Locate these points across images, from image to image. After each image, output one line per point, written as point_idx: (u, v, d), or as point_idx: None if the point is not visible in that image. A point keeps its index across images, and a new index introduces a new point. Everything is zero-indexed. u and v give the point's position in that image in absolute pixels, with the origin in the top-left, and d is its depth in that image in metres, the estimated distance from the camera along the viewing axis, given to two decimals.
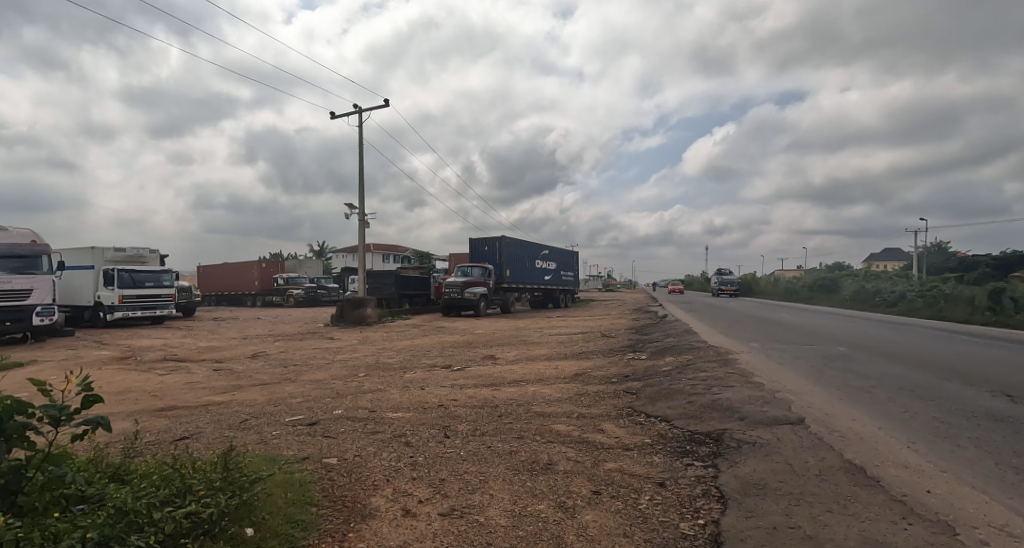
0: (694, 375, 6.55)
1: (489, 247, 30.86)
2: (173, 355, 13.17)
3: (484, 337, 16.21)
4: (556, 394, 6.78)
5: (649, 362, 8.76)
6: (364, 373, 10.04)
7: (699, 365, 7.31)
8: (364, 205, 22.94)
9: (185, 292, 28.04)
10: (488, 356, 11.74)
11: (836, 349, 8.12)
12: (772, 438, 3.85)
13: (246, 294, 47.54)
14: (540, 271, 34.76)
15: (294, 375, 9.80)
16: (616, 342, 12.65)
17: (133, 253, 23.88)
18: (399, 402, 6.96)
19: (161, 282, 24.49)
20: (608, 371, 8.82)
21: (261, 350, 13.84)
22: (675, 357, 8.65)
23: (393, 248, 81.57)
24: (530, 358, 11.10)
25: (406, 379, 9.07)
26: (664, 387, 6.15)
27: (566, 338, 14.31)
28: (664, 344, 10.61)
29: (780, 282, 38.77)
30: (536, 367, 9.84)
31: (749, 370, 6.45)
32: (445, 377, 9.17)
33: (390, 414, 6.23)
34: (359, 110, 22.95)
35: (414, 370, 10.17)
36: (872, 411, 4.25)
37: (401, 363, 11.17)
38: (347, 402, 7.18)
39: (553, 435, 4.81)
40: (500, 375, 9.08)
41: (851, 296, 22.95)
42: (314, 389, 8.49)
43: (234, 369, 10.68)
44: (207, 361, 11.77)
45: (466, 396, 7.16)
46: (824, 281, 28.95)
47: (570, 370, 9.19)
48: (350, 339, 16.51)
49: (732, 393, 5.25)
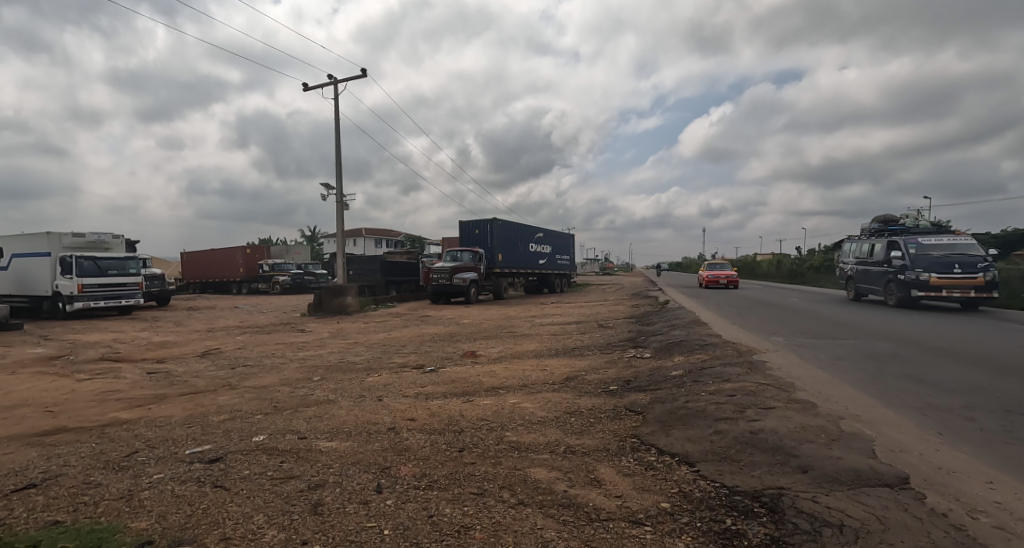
0: (716, 386, 5.12)
1: (480, 230, 29.24)
2: (114, 353, 11.68)
3: (469, 328, 14.71)
4: (542, 412, 5.30)
5: (656, 364, 7.30)
6: (321, 376, 8.58)
7: (722, 371, 5.82)
8: (343, 185, 21.32)
9: (158, 280, 26.56)
10: (469, 353, 10.23)
11: (881, 347, 6.72)
12: (870, 517, 2.42)
13: (231, 281, 45.93)
14: (534, 255, 33.25)
15: (236, 380, 8.33)
16: (615, 334, 11.21)
17: (94, 238, 22.27)
18: (345, 423, 5.50)
19: (126, 269, 22.93)
20: (606, 375, 7.33)
21: (217, 346, 12.35)
22: (688, 356, 7.19)
23: (385, 233, 79.61)
24: (516, 356, 9.62)
25: (367, 385, 7.63)
26: (680, 405, 4.70)
27: (559, 329, 12.85)
28: (670, 338, 9.16)
29: (785, 265, 37.30)
30: (521, 367, 8.38)
31: (789, 380, 5.01)
32: (412, 381, 7.72)
33: (325, 444, 4.74)
34: (334, 81, 21.26)
35: (379, 372, 8.69)
36: (1007, 463, 2.81)
37: (368, 361, 9.71)
38: (279, 421, 5.69)
39: (528, 491, 3.35)
40: (478, 380, 7.62)
41: None
42: (249, 398, 7.05)
43: (172, 371, 9.21)
44: (147, 361, 10.30)
45: (427, 414, 5.66)
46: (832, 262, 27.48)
47: (560, 373, 7.71)
48: (323, 331, 15.04)
49: (778, 421, 3.80)
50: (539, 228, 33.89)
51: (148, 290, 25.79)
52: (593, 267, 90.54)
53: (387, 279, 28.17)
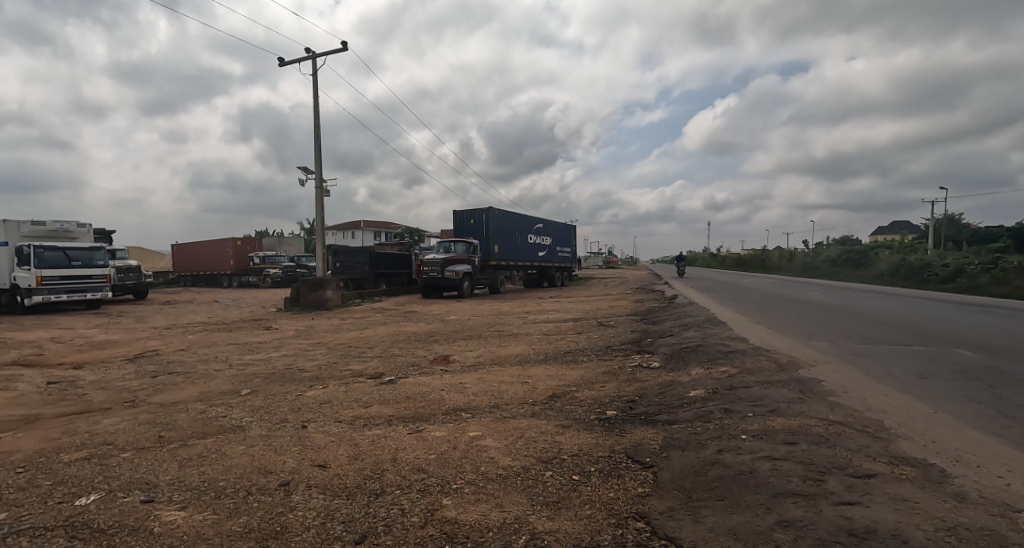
0: (761, 422, 3.46)
1: (474, 219, 27.54)
2: (38, 355, 10.14)
3: (452, 327, 13.05)
4: (506, 460, 3.63)
5: (666, 379, 5.64)
6: (252, 389, 6.95)
7: (763, 395, 4.13)
8: (322, 169, 19.64)
9: (133, 272, 25.07)
10: (441, 357, 8.60)
11: (970, 360, 5.04)
12: None
13: (221, 274, 44.51)
14: (533, 247, 31.55)
15: (144, 394, 6.73)
16: (617, 336, 9.54)
17: (56, 227, 21.18)
18: (228, 470, 3.83)
19: (93, 260, 21.49)
20: (602, 393, 5.65)
21: (159, 347, 10.78)
22: (710, 369, 5.50)
23: (384, 225, 78.31)
24: (496, 363, 7.96)
25: (299, 403, 5.98)
26: (710, 459, 3.03)
27: (552, 329, 11.19)
28: (681, 343, 7.49)
29: (797, 258, 35.48)
30: (496, 380, 6.72)
31: (872, 416, 3.33)
32: (356, 398, 6.08)
33: (170, 513, 3.10)
34: (313, 56, 19.55)
35: (323, 385, 7.05)
36: None
37: (317, 369, 8.08)
38: (142, 466, 4.03)
39: None
40: (438, 397, 5.96)
41: (890, 271, 19.82)
42: (138, 422, 5.43)
43: (77, 381, 7.59)
44: (62, 366, 8.73)
45: (347, 455, 4.01)
46: (851, 254, 25.64)
47: (544, 389, 6.04)
48: (290, 329, 13.45)
49: (901, 517, 2.11)
50: (539, 219, 32.20)
51: (122, 283, 24.32)
52: (595, 262, 88.89)
53: (376, 271, 26.51)
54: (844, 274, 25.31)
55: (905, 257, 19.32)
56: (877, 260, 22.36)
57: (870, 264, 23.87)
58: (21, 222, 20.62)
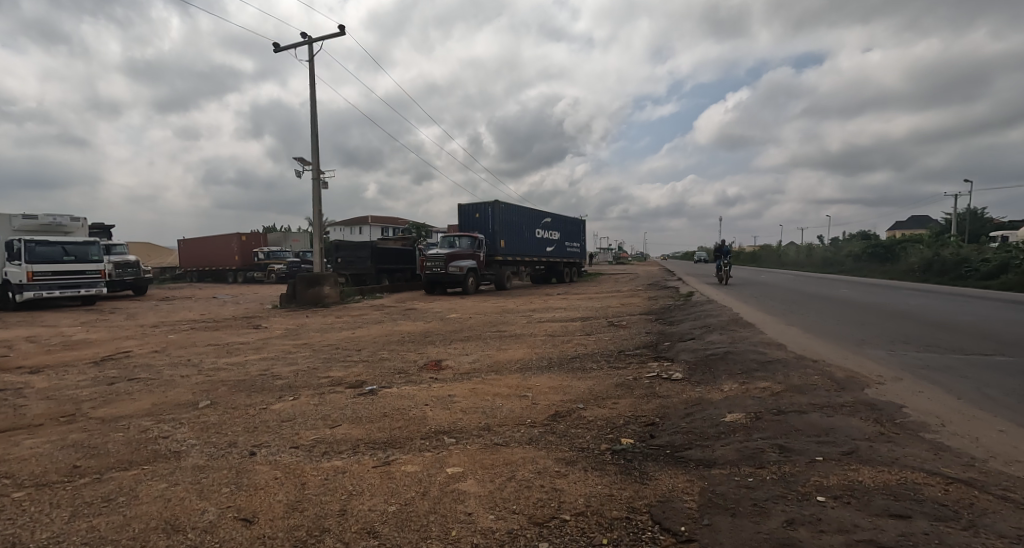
0: (842, 476, 2.47)
1: (479, 213, 26.58)
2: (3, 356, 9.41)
3: (451, 327, 12.12)
4: (487, 520, 2.68)
5: (690, 397, 4.66)
6: (213, 400, 6.08)
7: (827, 427, 3.14)
8: (319, 160, 18.80)
9: (131, 268, 24.51)
10: (432, 363, 7.68)
11: None
12: None
13: (226, 270, 44.05)
14: (541, 242, 30.57)
15: (90, 405, 5.90)
16: (630, 338, 8.57)
17: (48, 221, 20.70)
18: (126, 524, 2.91)
19: (87, 255, 20.89)
20: (614, 413, 4.69)
21: (134, 348, 9.99)
22: (746, 385, 4.51)
23: (392, 220, 77.66)
24: (493, 370, 7.02)
25: (257, 420, 5.08)
26: (778, 539, 2.06)
27: (558, 330, 10.21)
28: (706, 349, 6.49)
29: (816, 253, 34.11)
30: (491, 393, 5.75)
31: (1004, 470, 2.35)
32: (325, 415, 5.17)
33: None
34: (310, 40, 18.69)
35: (294, 396, 6.17)
36: None
37: (293, 376, 7.20)
38: (26, 513, 3.13)
39: None
40: (419, 415, 5.01)
41: (921, 266, 18.60)
42: (60, 444, 4.56)
43: (25, 388, 6.77)
44: (19, 369, 7.96)
45: (286, 504, 3.08)
46: (877, 248, 24.29)
47: (545, 406, 5.07)
48: (280, 328, 12.62)
49: None
50: (547, 213, 31.19)
51: (120, 279, 23.75)
52: (605, 257, 87.73)
53: (378, 267, 25.65)
54: (870, 271, 23.99)
55: (939, 252, 18.04)
56: (907, 254, 21.13)
57: (898, 259, 22.54)
58: (13, 216, 20.14)
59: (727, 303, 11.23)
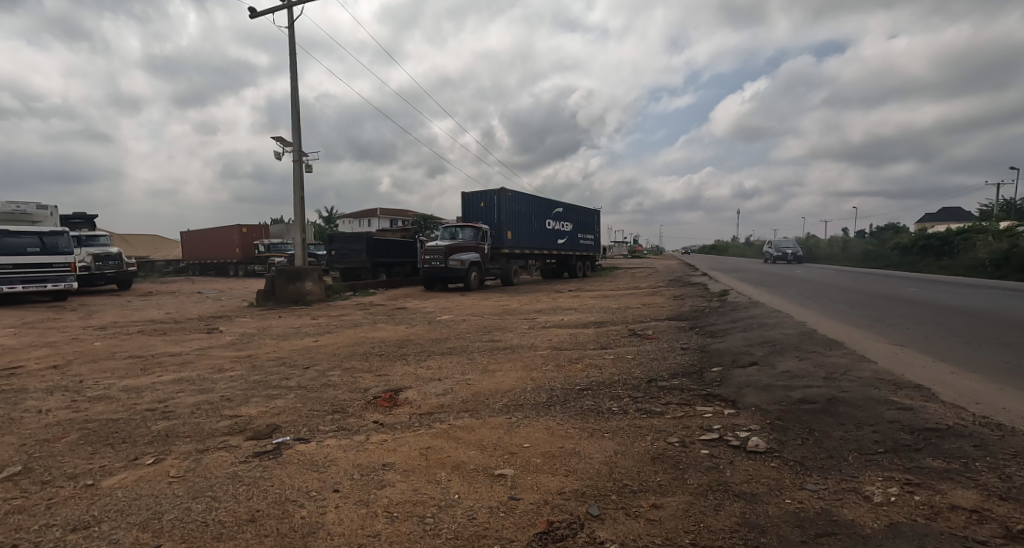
0: None
1: (484, 202, 24.32)
2: None
3: (436, 334, 9.88)
4: None
5: (802, 513, 2.44)
6: (29, 463, 3.93)
7: None
8: (300, 139, 16.72)
9: (113, 261, 22.84)
10: (386, 395, 5.51)
11: None
12: None
13: (227, 263, 42.49)
14: (552, 233, 28.25)
15: None
16: (663, 357, 6.31)
17: (12, 209, 19.10)
18: None
19: (56, 246, 19.14)
20: (660, 539, 2.45)
21: (36, 359, 8.00)
22: (928, 501, 2.26)
23: (402, 213, 75.80)
24: (468, 412, 4.82)
25: (33, 526, 2.92)
26: None
27: (566, 341, 8.00)
28: (789, 389, 4.18)
29: (852, 246, 31.37)
30: (449, 465, 3.57)
31: None
32: (155, 514, 3.00)
33: None
34: (290, 4, 16.55)
35: (157, 456, 4.02)
36: None
37: (185, 416, 5.04)
38: None
39: None
40: (310, 522, 2.82)
41: (996, 261, 16.02)
42: None
43: None
44: None
45: None
46: (930, 240, 21.76)
47: (530, 508, 2.86)
48: (237, 334, 10.58)
49: None
50: (558, 202, 28.82)
51: (98, 272, 22.03)
52: (621, 251, 85.17)
53: (374, 261, 23.55)
54: (924, 266, 21.26)
55: (1017, 243, 15.41)
56: (972, 247, 18.57)
57: (960, 253, 19.80)
58: None
59: (781, 308, 8.80)
